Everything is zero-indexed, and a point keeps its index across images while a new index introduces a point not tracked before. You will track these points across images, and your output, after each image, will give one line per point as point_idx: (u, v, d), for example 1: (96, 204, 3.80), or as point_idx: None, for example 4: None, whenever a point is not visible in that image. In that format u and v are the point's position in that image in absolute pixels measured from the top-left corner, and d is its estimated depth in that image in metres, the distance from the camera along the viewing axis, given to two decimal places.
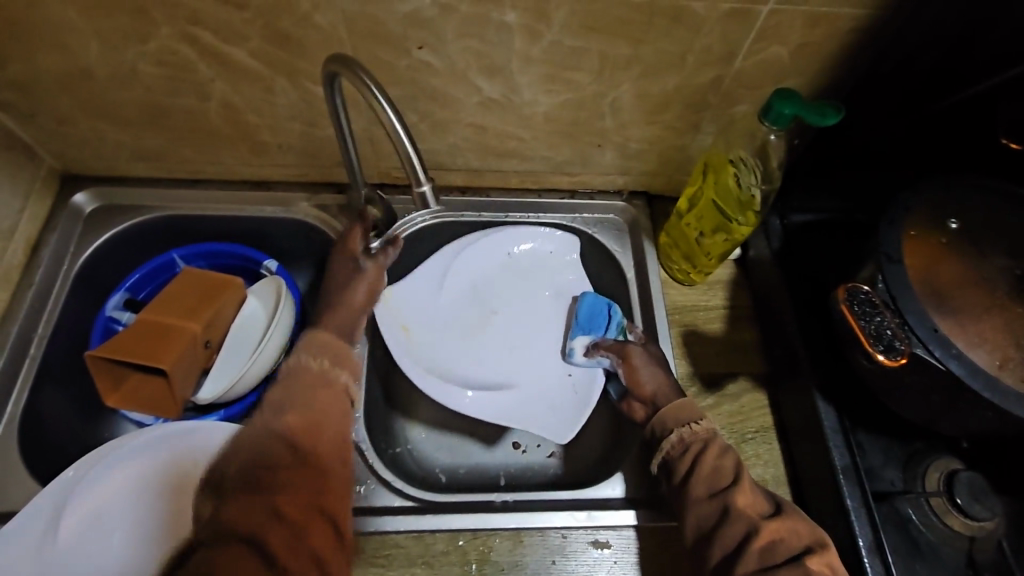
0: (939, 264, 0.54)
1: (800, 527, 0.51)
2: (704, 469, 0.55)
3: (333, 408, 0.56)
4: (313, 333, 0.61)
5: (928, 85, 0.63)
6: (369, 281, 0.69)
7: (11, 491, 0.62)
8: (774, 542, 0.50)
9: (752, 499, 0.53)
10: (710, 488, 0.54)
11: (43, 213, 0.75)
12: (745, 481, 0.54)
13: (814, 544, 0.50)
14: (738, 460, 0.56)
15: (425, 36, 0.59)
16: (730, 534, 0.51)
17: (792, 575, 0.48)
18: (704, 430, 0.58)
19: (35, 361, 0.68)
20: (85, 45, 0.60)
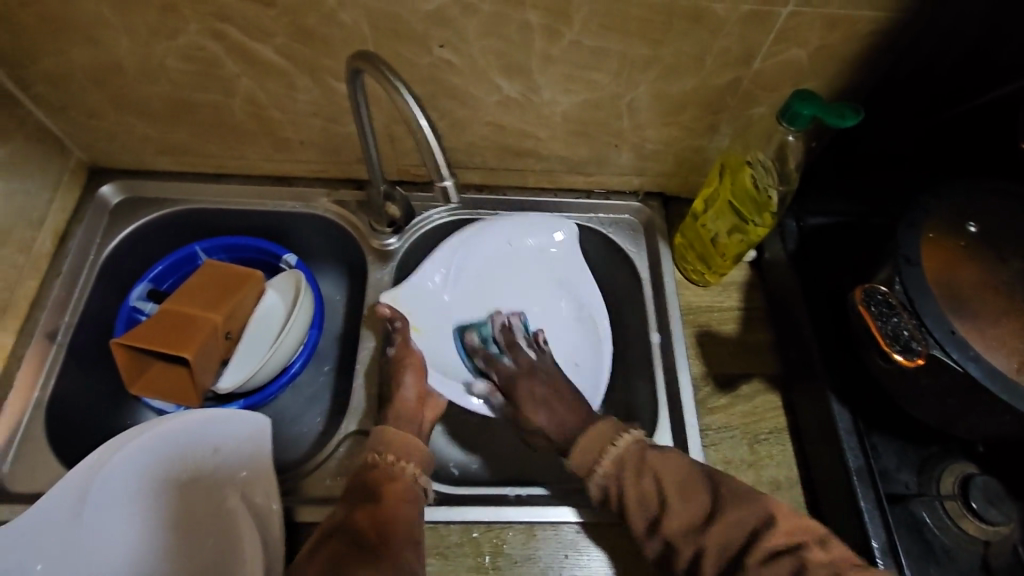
0: (957, 268, 0.54)
1: (744, 515, 0.51)
2: (632, 502, 0.55)
3: (403, 502, 0.55)
4: (383, 428, 0.61)
5: (947, 93, 0.63)
6: (412, 364, 0.67)
7: (36, 474, 0.64)
8: (727, 543, 0.51)
9: (685, 511, 0.53)
10: (647, 525, 0.55)
11: (71, 204, 0.76)
12: (673, 500, 0.54)
13: (761, 526, 0.51)
14: (656, 477, 0.55)
15: (447, 34, 0.60)
16: (680, 554, 0.53)
17: (745, 571, 0.49)
18: (612, 466, 0.57)
19: (61, 349, 0.70)
20: (117, 40, 0.61)
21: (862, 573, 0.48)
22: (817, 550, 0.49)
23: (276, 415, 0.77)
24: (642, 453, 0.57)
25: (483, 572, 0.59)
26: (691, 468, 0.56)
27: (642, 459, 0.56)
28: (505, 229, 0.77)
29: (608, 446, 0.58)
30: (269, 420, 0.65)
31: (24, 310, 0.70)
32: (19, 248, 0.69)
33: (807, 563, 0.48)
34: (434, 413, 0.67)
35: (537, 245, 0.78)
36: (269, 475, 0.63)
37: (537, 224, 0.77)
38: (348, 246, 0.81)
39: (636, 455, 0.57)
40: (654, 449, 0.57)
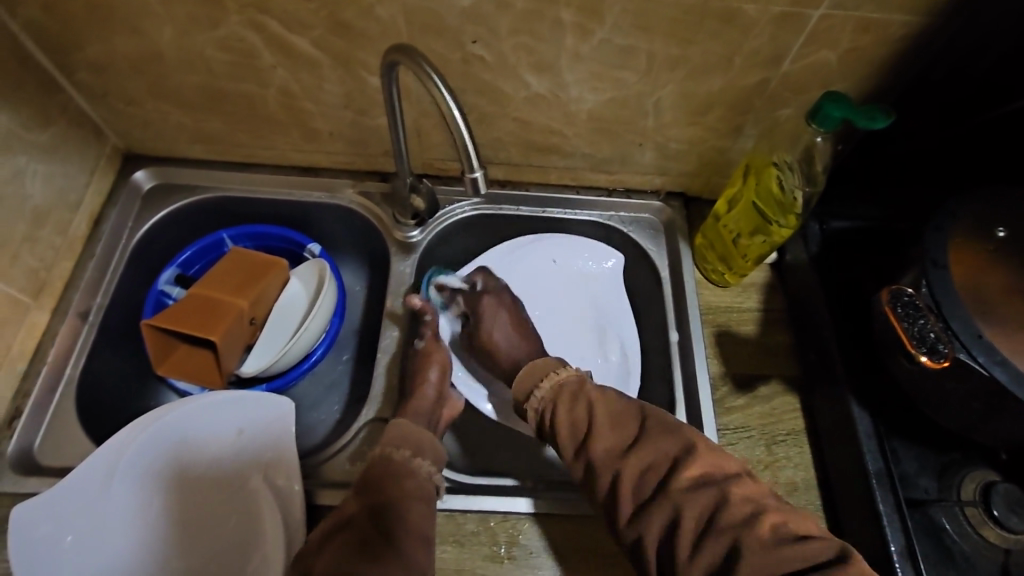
0: (985, 272, 0.54)
1: (668, 443, 0.52)
2: (563, 428, 0.57)
3: (416, 498, 0.55)
4: (396, 422, 0.61)
5: (980, 93, 0.62)
6: (439, 362, 0.68)
7: (67, 448, 0.66)
8: (643, 474, 0.52)
9: (613, 437, 0.55)
10: (575, 447, 0.56)
11: (105, 189, 0.78)
12: (601, 425, 0.55)
13: (683, 454, 0.51)
14: (591, 403, 0.57)
15: (480, 30, 0.61)
16: (601, 480, 0.54)
17: (661, 506, 0.50)
18: (549, 390, 0.60)
19: (92, 328, 0.71)
20: (159, 30, 0.63)
21: (776, 516, 0.47)
22: (745, 484, 0.50)
23: (297, 401, 0.78)
24: (581, 383, 0.59)
25: (498, 560, 0.60)
26: (625, 400, 0.58)
27: (579, 391, 0.58)
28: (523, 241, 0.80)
29: (549, 375, 0.61)
30: (293, 405, 0.67)
31: (59, 290, 0.72)
32: (56, 229, 0.71)
33: (730, 495, 0.48)
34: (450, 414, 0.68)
35: (586, 270, 0.80)
36: (290, 461, 0.64)
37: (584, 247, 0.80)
38: (371, 237, 0.82)
39: (575, 385, 0.59)
40: (593, 383, 0.59)
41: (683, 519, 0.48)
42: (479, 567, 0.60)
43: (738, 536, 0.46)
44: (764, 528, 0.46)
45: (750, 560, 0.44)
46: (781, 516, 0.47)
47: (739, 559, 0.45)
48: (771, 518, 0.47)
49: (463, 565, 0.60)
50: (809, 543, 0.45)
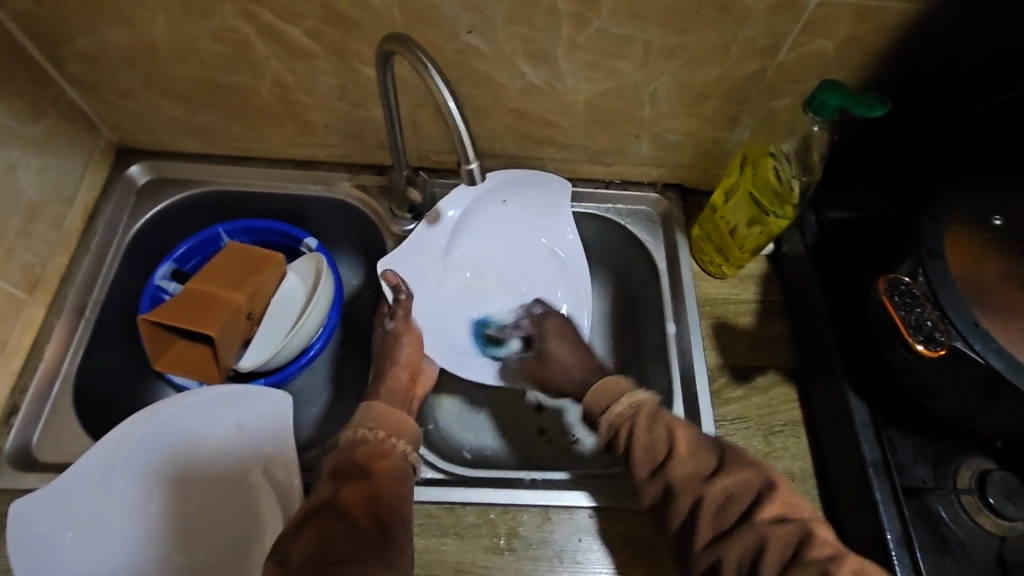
0: (981, 260, 0.54)
1: (750, 475, 0.52)
2: (640, 447, 0.55)
3: (391, 482, 0.55)
4: (370, 403, 0.61)
5: (979, 81, 0.62)
6: (411, 343, 0.69)
7: (64, 444, 0.66)
8: (727, 501, 0.51)
9: (692, 461, 0.54)
10: (651, 468, 0.55)
11: (99, 183, 0.78)
12: (681, 449, 0.54)
13: (764, 489, 0.51)
14: (671, 427, 0.56)
15: (475, 20, 0.60)
16: (679, 504, 0.53)
17: (744, 535, 0.49)
18: (627, 408, 0.58)
19: (88, 323, 0.71)
20: (151, 21, 0.63)
21: (855, 560, 0.47)
22: (822, 525, 0.50)
23: (296, 395, 0.78)
24: (658, 407, 0.58)
25: (498, 552, 0.60)
26: (699, 429, 0.57)
27: (657, 414, 0.57)
28: (504, 191, 0.76)
29: (627, 396, 0.59)
30: (291, 398, 0.67)
31: (54, 285, 0.71)
32: (50, 223, 0.71)
33: (811, 534, 0.49)
34: (422, 389, 0.69)
35: (536, 214, 0.78)
36: (290, 455, 0.64)
37: (533, 185, 0.76)
38: (367, 231, 0.82)
39: (652, 408, 0.58)
40: (671, 409, 0.58)
41: (769, 551, 0.48)
42: (480, 559, 0.60)
43: (825, 569, 0.46)
44: (846, 568, 0.46)
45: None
46: (858, 559, 0.47)
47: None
48: (850, 559, 0.46)
49: (463, 557, 0.60)
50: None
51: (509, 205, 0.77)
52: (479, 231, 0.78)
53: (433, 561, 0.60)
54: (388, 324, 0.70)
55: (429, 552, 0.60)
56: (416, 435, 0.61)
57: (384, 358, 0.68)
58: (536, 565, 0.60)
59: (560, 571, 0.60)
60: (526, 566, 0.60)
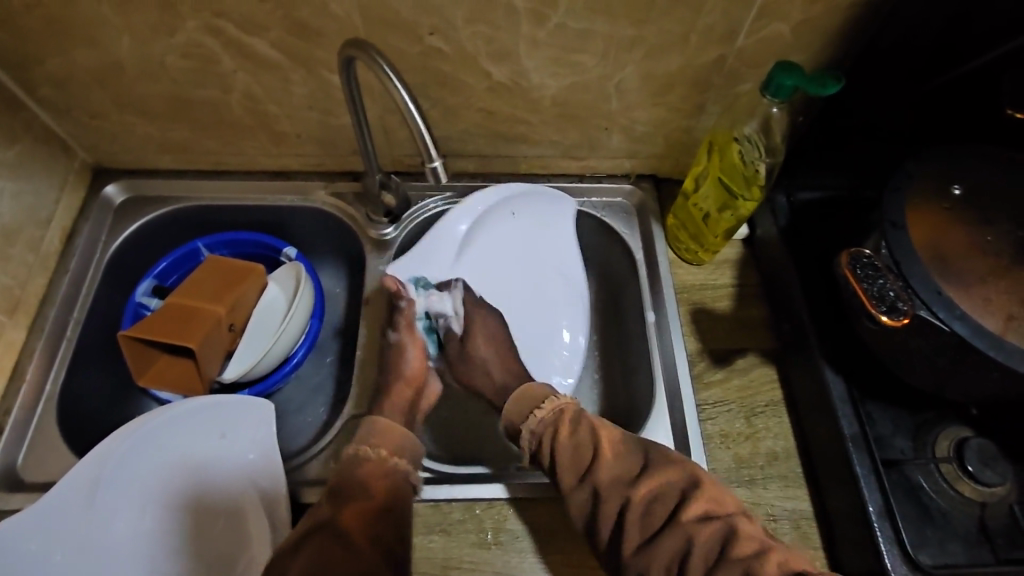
0: (942, 229, 0.55)
1: (670, 476, 0.53)
2: (566, 457, 0.56)
3: (393, 500, 0.55)
4: (374, 419, 0.61)
5: (934, 56, 0.62)
6: (416, 352, 0.70)
7: (50, 464, 0.66)
8: (653, 503, 0.52)
9: (616, 467, 0.55)
10: (579, 474, 0.56)
11: (77, 204, 0.78)
12: (606, 454, 0.56)
13: (687, 487, 0.52)
14: (595, 432, 0.57)
15: (436, 22, 0.61)
16: (607, 510, 0.53)
17: (671, 538, 0.50)
18: (550, 414, 0.60)
19: (70, 343, 0.72)
20: (117, 41, 0.63)
21: (780, 554, 0.48)
22: (745, 520, 0.51)
23: (282, 403, 0.78)
24: (581, 415, 0.59)
25: (486, 547, 0.61)
26: (623, 432, 0.58)
27: (581, 418, 0.59)
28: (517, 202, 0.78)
29: (547, 403, 0.61)
30: (274, 405, 0.68)
31: (34, 306, 0.72)
32: (28, 246, 0.71)
33: (737, 529, 0.49)
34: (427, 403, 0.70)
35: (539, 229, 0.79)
36: (274, 461, 0.65)
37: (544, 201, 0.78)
38: (346, 238, 0.82)
39: (575, 415, 0.59)
40: (594, 414, 0.59)
41: (693, 553, 0.49)
42: (466, 555, 0.60)
43: (748, 568, 0.46)
44: (770, 563, 0.47)
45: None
46: (782, 553, 0.48)
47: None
48: (775, 555, 0.47)
49: (450, 554, 0.60)
50: (808, 573, 0.46)
51: (516, 218, 0.79)
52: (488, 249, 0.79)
53: (420, 559, 0.60)
54: (393, 333, 0.71)
55: (416, 550, 0.61)
56: (417, 452, 0.60)
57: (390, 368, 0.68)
58: (524, 558, 0.60)
59: (548, 562, 0.60)
60: (514, 560, 0.60)
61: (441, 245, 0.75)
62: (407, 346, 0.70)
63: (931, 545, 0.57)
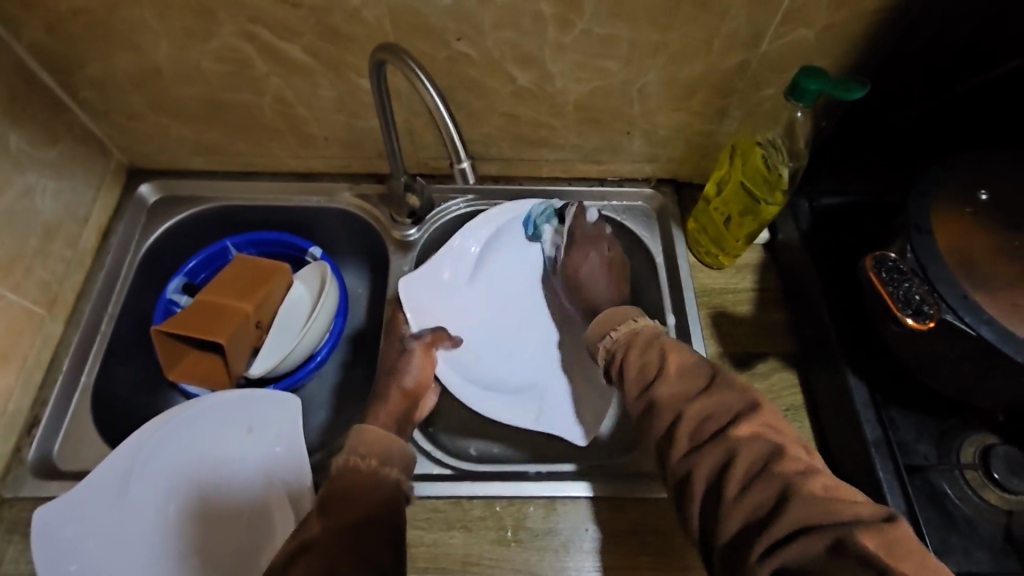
0: (969, 235, 0.55)
1: (731, 396, 0.51)
2: (633, 367, 0.58)
3: (382, 509, 0.54)
4: (364, 427, 0.60)
5: (963, 60, 0.62)
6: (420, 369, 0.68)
7: (85, 453, 0.68)
8: (704, 419, 0.51)
9: (680, 382, 0.54)
10: (641, 388, 0.56)
11: (112, 203, 0.81)
12: (672, 371, 0.55)
13: (745, 410, 0.50)
14: (664, 350, 0.57)
15: (463, 28, 0.63)
16: (660, 420, 0.53)
17: (713, 449, 0.48)
18: (625, 334, 0.61)
19: (104, 337, 0.74)
20: (156, 45, 0.66)
21: (826, 480, 0.45)
22: (798, 448, 0.48)
23: (305, 400, 0.80)
24: (657, 334, 0.60)
25: (505, 544, 0.61)
26: (700, 358, 0.57)
27: (657, 339, 0.59)
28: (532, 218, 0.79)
29: (627, 322, 0.62)
30: (299, 400, 0.69)
31: (71, 301, 0.74)
32: (67, 243, 0.74)
33: (785, 451, 0.47)
34: (417, 415, 0.68)
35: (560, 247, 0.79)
36: (299, 453, 0.66)
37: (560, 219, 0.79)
38: (370, 238, 0.84)
39: (650, 335, 0.60)
40: (670, 338, 0.59)
41: (734, 465, 0.47)
42: (487, 551, 0.61)
43: (788, 483, 0.44)
44: (815, 485, 0.44)
45: (798, 508, 0.42)
46: (829, 479, 0.45)
47: (786, 507, 0.43)
48: (823, 479, 0.45)
49: (471, 550, 0.61)
50: (858, 505, 0.42)
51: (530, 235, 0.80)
52: (500, 267, 0.80)
53: (442, 553, 0.61)
54: (412, 342, 0.70)
55: (438, 545, 0.61)
56: (408, 460, 0.60)
57: (393, 376, 0.67)
58: (543, 556, 0.61)
59: (567, 561, 0.61)
60: (533, 558, 0.61)
61: (460, 263, 0.77)
62: (415, 355, 0.69)
63: (957, 554, 0.57)
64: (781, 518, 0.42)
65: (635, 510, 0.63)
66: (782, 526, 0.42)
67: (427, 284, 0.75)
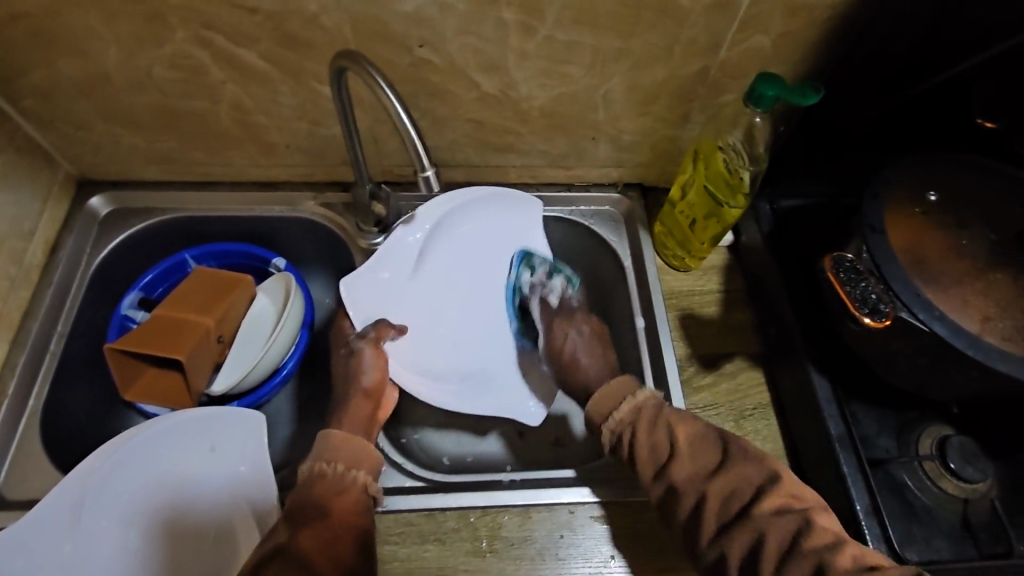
0: (920, 234, 0.57)
1: (750, 470, 0.54)
2: (644, 451, 0.58)
3: (352, 515, 0.54)
4: (326, 433, 0.58)
5: (911, 67, 0.65)
6: (372, 368, 0.66)
7: (34, 480, 0.65)
8: (729, 497, 0.53)
9: (694, 462, 0.56)
10: (655, 470, 0.57)
11: (60, 217, 0.77)
12: (683, 450, 0.57)
13: (766, 482, 0.54)
14: (672, 427, 0.58)
15: (426, 34, 0.62)
16: (683, 503, 0.55)
17: (744, 530, 0.51)
18: (628, 412, 0.60)
19: (54, 357, 0.71)
20: (104, 51, 0.63)
21: (853, 548, 0.49)
22: (821, 515, 0.52)
23: (269, 417, 0.77)
24: (660, 406, 0.60)
25: (481, 555, 0.61)
26: (702, 424, 0.59)
27: (660, 414, 0.59)
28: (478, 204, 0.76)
29: (629, 396, 0.61)
30: (265, 416, 0.67)
31: (17, 320, 0.71)
32: (10, 259, 0.70)
33: (810, 522, 0.51)
34: (383, 414, 0.67)
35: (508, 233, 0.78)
36: (266, 472, 0.64)
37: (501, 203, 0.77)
38: (336, 247, 0.82)
39: (653, 408, 0.60)
40: (672, 407, 0.60)
41: (768, 544, 0.50)
42: (462, 563, 0.60)
43: (822, 558, 0.48)
44: (844, 556, 0.48)
45: None
46: (855, 548, 0.49)
47: None
48: (850, 550, 0.49)
49: (445, 562, 0.60)
50: (885, 570, 0.48)
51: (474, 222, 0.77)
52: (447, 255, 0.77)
53: (415, 568, 0.60)
54: (359, 344, 0.68)
55: (411, 560, 0.60)
56: (376, 462, 0.58)
57: (350, 383, 0.65)
58: (520, 566, 0.60)
59: (544, 569, 0.60)
60: (509, 568, 0.60)
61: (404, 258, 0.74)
62: (365, 356, 0.67)
63: (918, 543, 0.59)
64: None
65: (609, 513, 0.63)
66: None
67: (368, 283, 0.72)
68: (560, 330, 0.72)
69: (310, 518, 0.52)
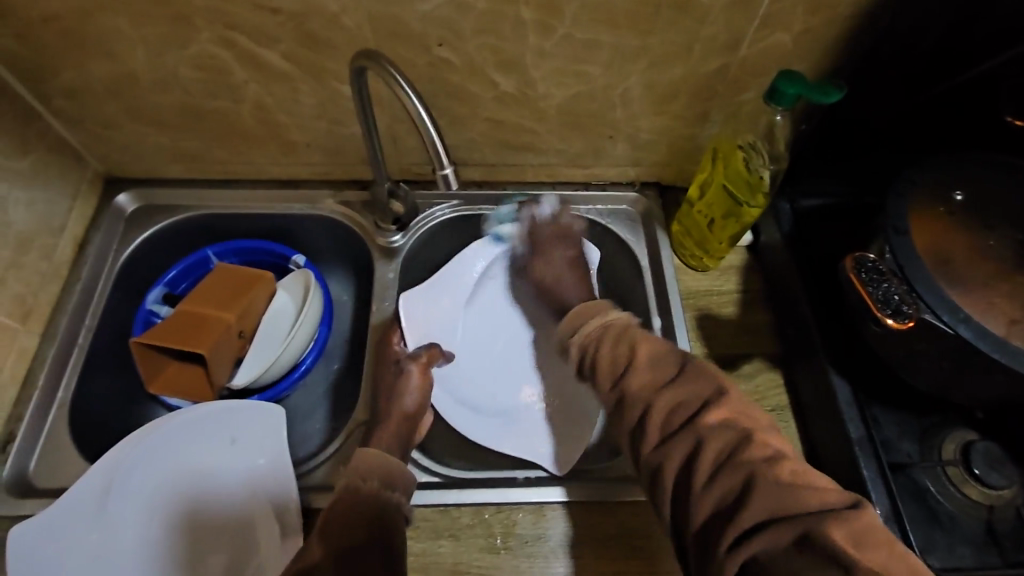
0: (946, 236, 0.56)
1: (699, 385, 0.50)
2: (605, 361, 0.55)
3: (389, 530, 0.53)
4: (363, 451, 0.59)
5: (936, 65, 0.64)
6: (416, 389, 0.67)
7: (62, 470, 0.67)
8: (675, 407, 0.49)
9: (649, 372, 0.52)
10: (613, 379, 0.54)
11: (88, 213, 0.79)
12: (642, 361, 0.53)
13: (713, 397, 0.49)
14: (634, 343, 0.55)
15: (445, 34, 0.62)
16: (631, 412, 0.51)
17: (684, 437, 0.47)
18: (596, 327, 0.59)
19: (81, 350, 0.72)
20: (132, 52, 0.65)
21: (794, 465, 0.44)
22: (770, 434, 0.47)
23: (289, 412, 0.78)
24: (627, 326, 0.58)
25: (495, 551, 0.61)
26: (669, 346, 0.55)
27: (627, 330, 0.57)
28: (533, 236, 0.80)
29: (598, 312, 0.60)
30: (283, 410, 0.68)
31: (47, 313, 0.73)
32: (41, 254, 0.72)
33: (753, 438, 0.46)
34: (416, 435, 0.67)
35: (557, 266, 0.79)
36: (283, 465, 0.65)
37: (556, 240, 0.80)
38: (354, 245, 0.83)
39: (622, 325, 0.58)
40: (641, 327, 0.57)
41: (704, 455, 0.46)
42: (477, 559, 0.61)
43: (754, 470, 0.43)
44: (782, 471, 0.43)
45: (762, 504, 0.42)
46: (799, 466, 0.44)
47: (752, 496, 0.42)
48: (790, 465, 0.44)
49: (460, 558, 0.61)
50: (823, 491, 0.42)
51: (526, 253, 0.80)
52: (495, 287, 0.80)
53: (430, 562, 0.61)
54: (409, 364, 0.69)
55: (426, 555, 0.61)
56: (408, 484, 0.59)
57: (390, 402, 0.66)
58: (534, 562, 0.60)
59: (557, 567, 0.60)
60: (523, 564, 0.60)
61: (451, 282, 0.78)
62: (412, 376, 0.68)
63: (940, 550, 0.58)
64: (747, 508, 0.42)
65: (622, 512, 0.63)
66: (750, 516, 0.42)
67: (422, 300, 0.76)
68: (552, 247, 0.74)
69: (352, 528, 0.51)
